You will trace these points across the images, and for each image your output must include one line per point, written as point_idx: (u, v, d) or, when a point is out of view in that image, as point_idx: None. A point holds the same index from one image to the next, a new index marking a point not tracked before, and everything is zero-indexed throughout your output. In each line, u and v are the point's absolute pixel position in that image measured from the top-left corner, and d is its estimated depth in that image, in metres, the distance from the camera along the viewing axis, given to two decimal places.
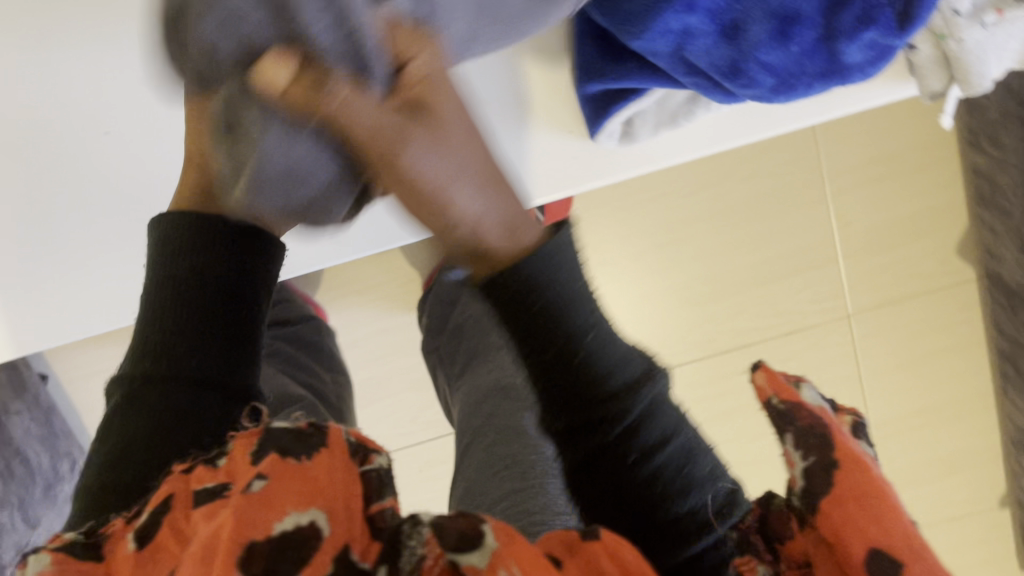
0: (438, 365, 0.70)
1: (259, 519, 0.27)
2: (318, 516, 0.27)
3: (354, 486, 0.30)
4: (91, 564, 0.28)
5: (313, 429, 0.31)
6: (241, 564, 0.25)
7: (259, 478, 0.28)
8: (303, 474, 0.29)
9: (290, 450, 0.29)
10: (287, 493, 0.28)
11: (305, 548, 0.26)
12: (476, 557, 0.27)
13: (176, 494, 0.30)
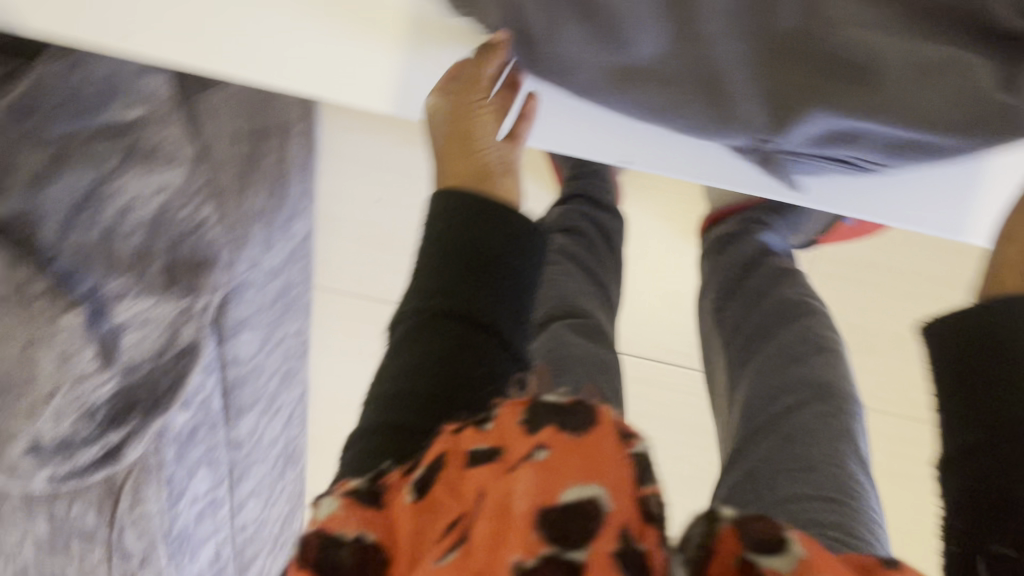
0: (716, 333, 0.74)
1: (549, 482, 0.28)
2: (600, 492, 0.28)
3: (626, 469, 0.30)
4: (374, 512, 0.32)
5: (580, 408, 0.32)
6: (534, 532, 0.27)
7: (541, 449, 0.30)
8: (580, 449, 0.30)
9: (566, 425, 0.31)
10: (573, 467, 0.29)
11: (592, 518, 0.27)
12: (778, 560, 0.27)
13: (448, 452, 0.33)
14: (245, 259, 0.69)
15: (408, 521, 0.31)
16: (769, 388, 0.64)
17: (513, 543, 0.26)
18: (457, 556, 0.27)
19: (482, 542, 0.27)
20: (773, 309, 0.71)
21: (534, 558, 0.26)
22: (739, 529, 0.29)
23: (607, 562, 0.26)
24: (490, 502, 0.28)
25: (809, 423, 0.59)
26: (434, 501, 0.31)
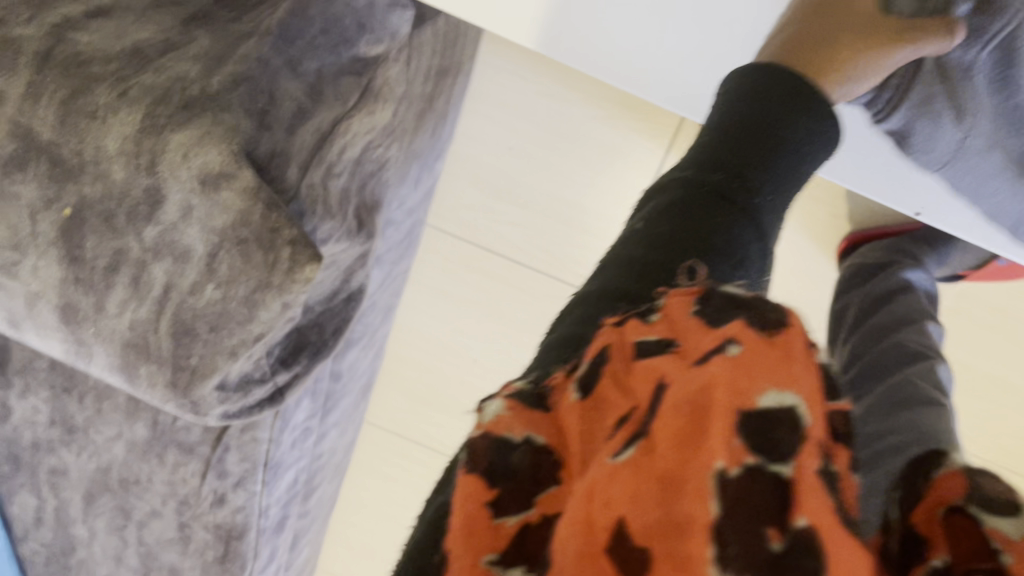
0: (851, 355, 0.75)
1: (746, 386, 0.26)
2: (798, 401, 0.26)
3: (817, 376, 0.27)
4: (541, 412, 0.33)
5: (768, 300, 0.30)
6: (736, 432, 0.25)
7: (734, 343, 0.28)
8: (774, 347, 0.28)
9: (757, 322, 0.29)
10: (761, 363, 0.27)
11: (795, 429, 0.25)
12: (1016, 522, 0.25)
13: (611, 346, 0.33)
14: (397, 201, 0.73)
15: (575, 416, 0.32)
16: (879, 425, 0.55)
17: (715, 446, 0.25)
18: (637, 453, 0.27)
19: (667, 440, 0.26)
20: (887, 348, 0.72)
21: (738, 466, 0.24)
22: (967, 480, 0.28)
23: (814, 480, 0.24)
24: (671, 399, 0.28)
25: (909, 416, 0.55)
26: (602, 394, 0.32)
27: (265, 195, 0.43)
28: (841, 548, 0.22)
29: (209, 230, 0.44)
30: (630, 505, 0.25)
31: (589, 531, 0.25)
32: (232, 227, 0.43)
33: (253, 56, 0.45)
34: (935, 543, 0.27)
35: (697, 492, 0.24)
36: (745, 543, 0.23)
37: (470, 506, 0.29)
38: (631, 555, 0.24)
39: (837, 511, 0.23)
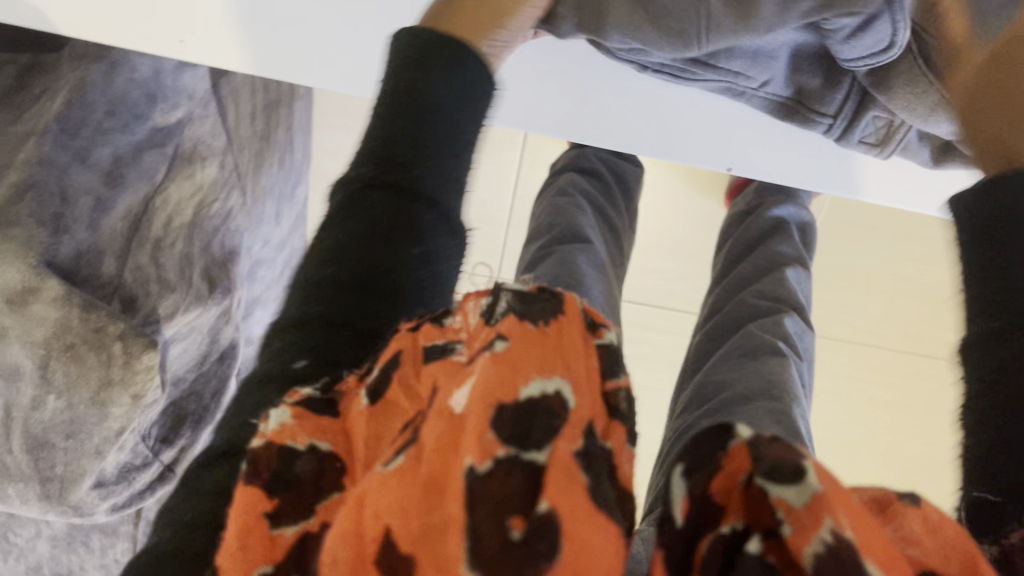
0: (713, 292, 0.73)
1: (507, 376, 0.24)
2: (562, 385, 0.25)
3: (591, 361, 0.27)
4: (330, 419, 0.28)
5: (551, 291, 0.28)
6: (494, 424, 0.23)
7: (501, 339, 0.26)
8: (545, 340, 0.26)
9: (536, 315, 0.27)
10: (530, 358, 0.25)
11: (554, 416, 0.24)
12: (790, 494, 0.22)
13: (403, 350, 0.28)
14: (260, 239, 0.72)
15: (361, 422, 0.27)
16: (721, 380, 0.55)
17: (465, 444, 0.23)
18: (405, 460, 0.24)
19: (433, 442, 0.24)
20: (752, 279, 0.68)
21: (489, 461, 0.23)
22: (749, 443, 0.23)
23: (570, 463, 0.23)
24: (440, 402, 0.25)
25: (751, 367, 0.55)
26: (388, 399, 0.27)
27: (78, 299, 0.43)
28: (584, 523, 0.22)
29: (31, 346, 0.43)
30: (396, 513, 0.22)
31: (359, 538, 0.22)
32: (54, 336, 0.43)
33: (36, 157, 0.44)
34: (726, 514, 0.23)
35: (456, 494, 0.22)
36: (487, 534, 0.22)
37: (240, 522, 0.25)
38: (388, 562, 0.22)
39: (590, 491, 0.23)
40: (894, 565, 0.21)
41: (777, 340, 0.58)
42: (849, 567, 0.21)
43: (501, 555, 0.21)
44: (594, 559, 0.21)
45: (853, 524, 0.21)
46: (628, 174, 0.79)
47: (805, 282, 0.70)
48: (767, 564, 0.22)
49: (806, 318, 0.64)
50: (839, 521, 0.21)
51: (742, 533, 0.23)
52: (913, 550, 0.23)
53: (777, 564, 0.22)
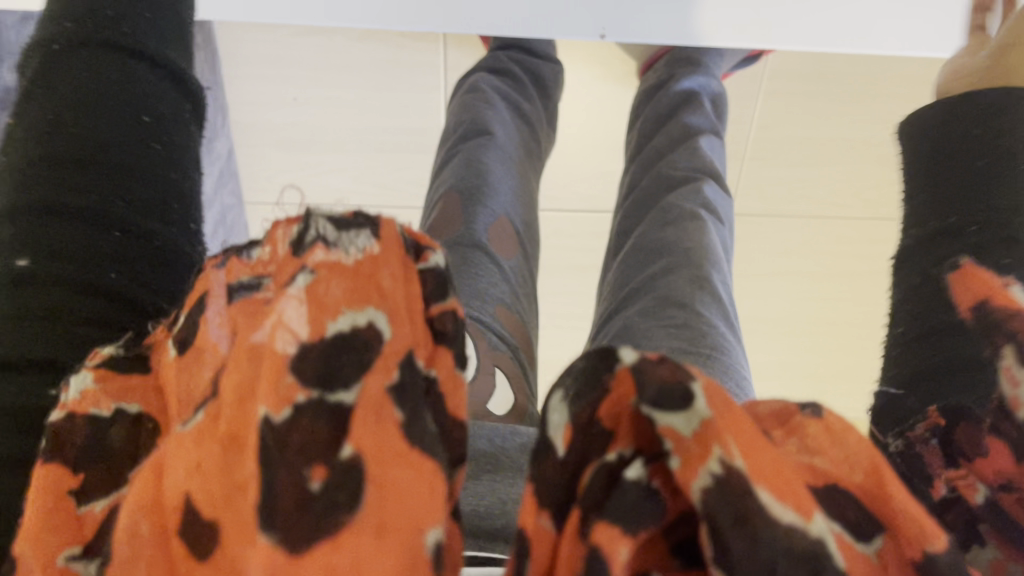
0: (633, 161, 0.75)
1: (310, 317, 0.24)
2: (376, 317, 0.25)
3: (415, 282, 0.27)
4: (140, 378, 0.29)
5: (361, 215, 0.27)
6: (292, 370, 0.24)
7: (305, 274, 0.25)
8: (352, 270, 0.25)
9: (340, 246, 0.26)
10: (342, 287, 0.25)
11: (363, 353, 0.24)
12: (679, 422, 0.24)
13: (209, 291, 0.27)
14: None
15: (172, 377, 0.28)
16: (647, 254, 0.59)
17: (262, 393, 0.23)
18: (203, 419, 0.24)
19: (231, 400, 0.24)
20: (669, 151, 0.70)
21: (286, 408, 0.23)
22: (636, 377, 0.25)
23: (380, 399, 0.24)
24: (241, 344, 0.25)
25: (673, 238, 0.58)
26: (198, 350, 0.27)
27: None
28: (390, 464, 0.23)
29: None
30: (195, 480, 0.23)
31: (157, 513, 0.23)
32: None
33: None
34: (618, 435, 0.26)
35: (251, 450, 0.23)
36: (282, 481, 0.22)
37: (47, 494, 0.26)
38: (199, 526, 0.23)
39: (401, 429, 0.24)
40: (784, 486, 0.24)
41: (697, 207, 0.61)
42: (740, 488, 0.24)
43: (298, 504, 0.22)
44: (405, 502, 0.22)
45: (742, 451, 0.24)
46: (545, 71, 0.79)
47: (718, 148, 0.72)
48: (650, 483, 0.25)
49: (723, 185, 0.66)
50: (729, 448, 0.24)
51: (634, 455, 0.26)
52: (819, 461, 0.28)
53: (661, 487, 0.25)
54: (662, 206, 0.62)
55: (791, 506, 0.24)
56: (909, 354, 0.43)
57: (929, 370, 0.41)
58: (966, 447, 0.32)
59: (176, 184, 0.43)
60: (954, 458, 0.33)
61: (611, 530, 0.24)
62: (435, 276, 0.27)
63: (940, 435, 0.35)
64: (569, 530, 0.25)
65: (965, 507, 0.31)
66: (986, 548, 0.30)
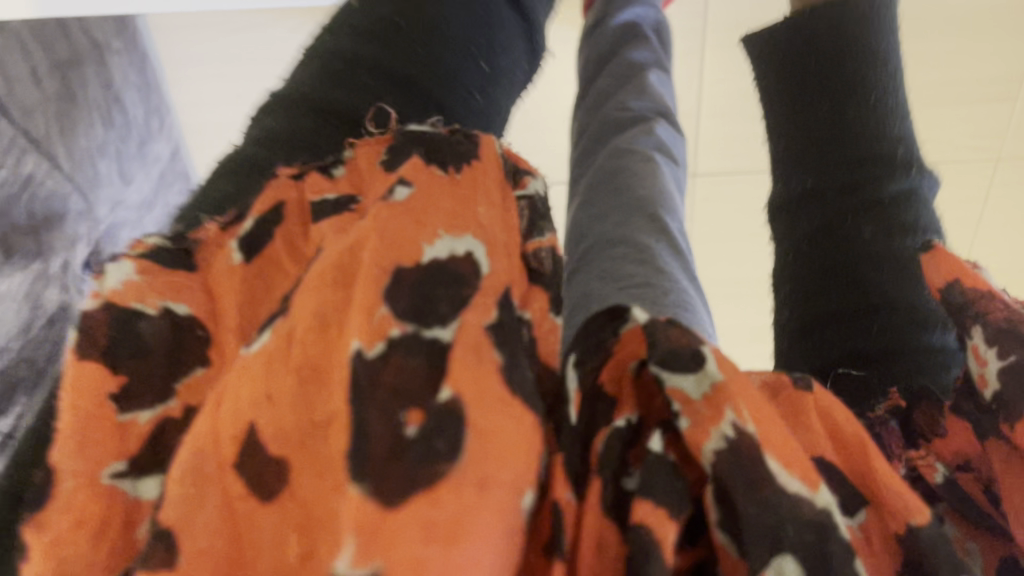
0: (581, 71, 0.59)
1: (408, 235, 0.26)
2: (475, 247, 0.27)
3: (511, 204, 0.30)
4: (184, 275, 0.30)
5: (459, 139, 0.31)
6: (389, 289, 0.24)
7: (405, 187, 0.28)
8: (451, 187, 0.29)
9: (433, 163, 0.30)
10: (439, 212, 0.27)
11: (458, 283, 0.25)
12: (689, 383, 0.24)
13: (287, 204, 0.32)
14: (103, 201, 0.63)
15: (232, 280, 0.30)
16: (600, 155, 0.46)
17: (353, 325, 0.23)
18: (272, 340, 0.25)
19: (309, 323, 0.25)
20: (615, 25, 0.59)
21: (379, 342, 0.23)
22: (648, 334, 0.25)
23: (479, 334, 0.24)
24: (318, 267, 0.26)
25: (628, 130, 0.46)
26: (269, 261, 0.31)
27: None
28: (492, 412, 0.22)
29: None
30: (263, 411, 0.24)
31: (217, 445, 0.24)
32: None
33: None
34: (623, 403, 0.26)
35: (339, 385, 0.23)
36: (376, 433, 0.22)
37: (85, 397, 0.25)
38: (257, 468, 0.23)
39: (501, 367, 0.23)
40: (792, 457, 0.24)
41: (644, 104, 0.50)
42: (751, 455, 0.24)
43: (393, 451, 0.21)
44: (504, 433, 0.22)
45: (753, 416, 0.24)
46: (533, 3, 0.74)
47: (668, 40, 0.63)
48: (668, 457, 0.25)
49: (672, 70, 0.57)
50: (740, 413, 0.24)
51: (639, 423, 0.26)
52: (799, 438, 0.29)
53: (676, 458, 0.25)
54: (613, 107, 0.49)
55: (796, 476, 0.24)
56: (800, 244, 0.44)
57: (830, 316, 0.41)
58: (923, 429, 0.33)
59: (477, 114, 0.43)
60: (914, 440, 0.33)
61: (653, 507, 0.23)
62: (528, 203, 0.31)
63: (900, 416, 0.34)
64: (589, 502, 0.24)
65: (927, 485, 0.31)
66: (944, 525, 0.30)
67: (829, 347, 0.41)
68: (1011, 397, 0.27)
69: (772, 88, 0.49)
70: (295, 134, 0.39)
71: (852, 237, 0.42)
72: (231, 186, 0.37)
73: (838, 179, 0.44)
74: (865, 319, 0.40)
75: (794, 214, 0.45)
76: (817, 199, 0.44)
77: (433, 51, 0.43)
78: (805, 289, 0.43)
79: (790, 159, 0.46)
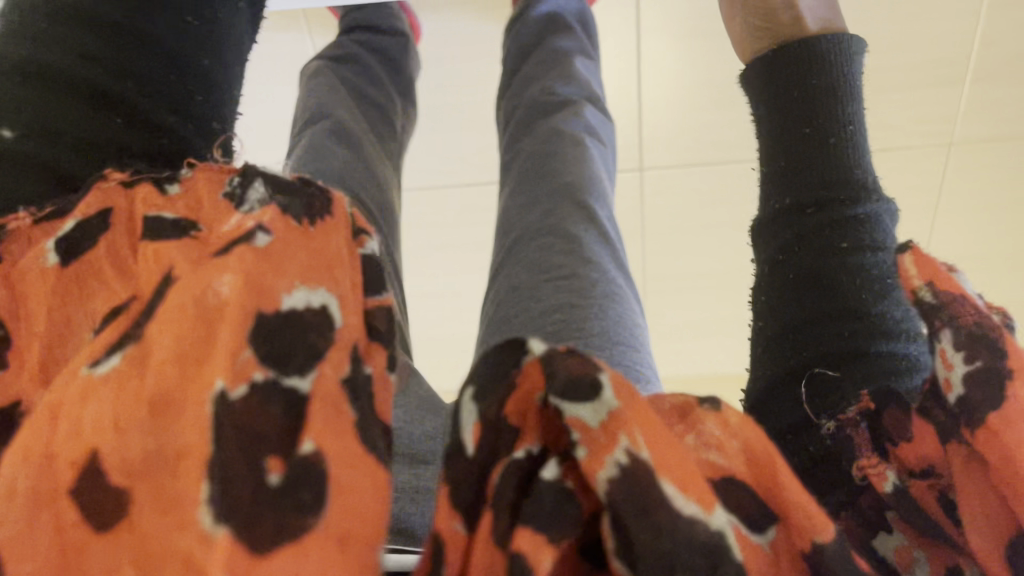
0: (504, 93, 0.68)
1: (267, 280, 0.27)
2: (329, 300, 0.28)
3: (356, 265, 0.30)
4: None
5: (312, 188, 0.31)
6: (251, 331, 0.25)
7: (265, 233, 0.28)
8: (304, 234, 0.29)
9: (294, 210, 0.30)
10: (293, 261, 0.28)
11: (316, 332, 0.26)
12: (587, 412, 0.26)
13: (117, 211, 0.32)
14: None
15: (51, 288, 0.30)
16: (529, 195, 0.52)
17: (215, 366, 0.24)
18: (122, 364, 0.25)
19: (165, 356, 0.24)
20: (545, 72, 0.66)
21: (242, 385, 0.24)
22: (547, 367, 0.26)
23: (334, 390, 0.26)
24: (189, 296, 0.26)
25: (553, 172, 0.53)
26: (90, 265, 0.31)
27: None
28: (347, 470, 0.24)
29: None
30: (110, 439, 0.23)
31: (50, 469, 0.23)
32: None
33: None
34: (524, 431, 0.27)
35: (191, 419, 0.23)
36: (238, 478, 0.22)
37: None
38: (100, 495, 0.22)
39: (357, 427, 0.25)
40: (689, 479, 0.25)
41: (580, 133, 0.58)
42: (646, 479, 0.25)
43: (257, 497, 0.22)
44: (359, 496, 0.23)
45: (649, 442, 0.25)
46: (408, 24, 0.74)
47: (593, 70, 0.69)
48: (563, 484, 0.26)
49: (603, 107, 0.64)
50: (635, 439, 0.25)
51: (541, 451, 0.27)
52: (716, 457, 0.30)
53: (573, 485, 0.26)
54: (551, 134, 0.57)
55: (693, 499, 0.25)
56: (776, 295, 0.44)
57: (795, 326, 0.42)
58: (891, 433, 0.34)
59: (212, 46, 0.45)
60: (882, 445, 0.35)
61: (535, 538, 0.24)
62: (366, 260, 0.31)
63: (869, 417, 0.36)
64: (480, 532, 0.25)
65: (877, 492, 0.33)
66: (893, 535, 0.32)
67: (792, 356, 0.42)
68: (973, 402, 0.29)
69: (760, 107, 0.50)
70: (47, 115, 0.38)
71: (827, 248, 0.43)
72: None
73: (812, 194, 0.44)
74: (839, 341, 0.40)
75: (773, 229, 0.46)
76: (795, 214, 0.44)
77: (141, 2, 0.43)
78: (775, 299, 0.44)
79: (771, 177, 0.47)
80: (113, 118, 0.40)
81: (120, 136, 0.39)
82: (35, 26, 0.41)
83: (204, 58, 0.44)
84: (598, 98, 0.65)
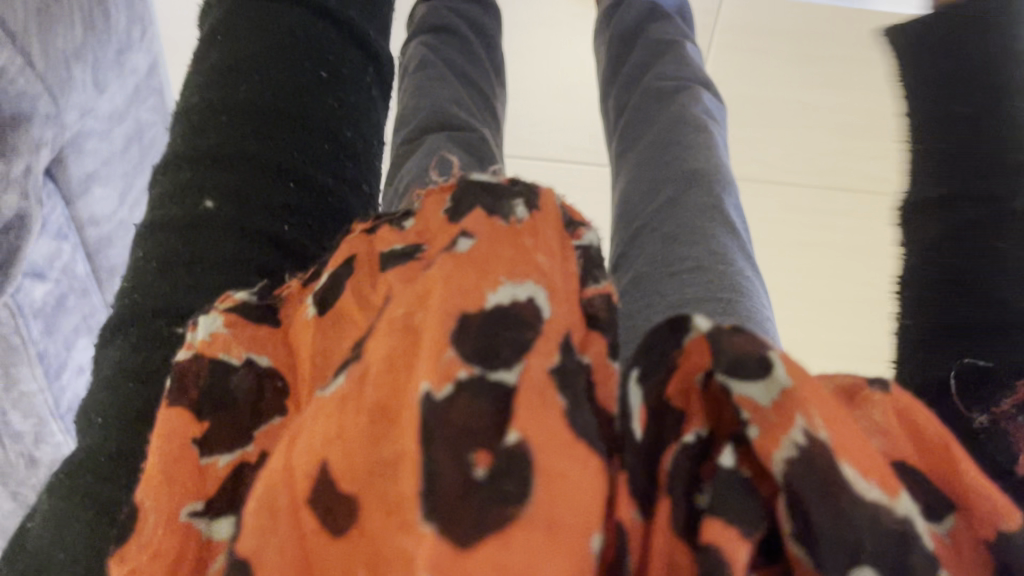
0: (610, 90, 0.67)
1: (473, 283, 0.26)
2: (537, 293, 0.27)
3: (567, 262, 0.29)
4: (269, 329, 0.32)
5: (511, 184, 0.31)
6: (455, 337, 0.25)
7: (468, 237, 0.28)
8: (510, 232, 0.29)
9: (497, 211, 0.29)
10: (499, 259, 0.27)
11: (525, 330, 0.26)
12: (759, 391, 0.24)
13: (357, 258, 0.32)
14: (73, 107, 0.52)
15: (309, 337, 0.31)
16: (648, 182, 0.49)
17: (423, 369, 0.24)
18: (342, 386, 0.26)
19: (380, 364, 0.26)
20: (656, 59, 0.63)
21: (447, 385, 0.24)
22: (713, 343, 0.24)
23: (543, 382, 0.25)
24: (392, 313, 0.27)
25: (676, 158, 0.49)
26: (341, 314, 0.31)
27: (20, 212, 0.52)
28: (557, 454, 0.23)
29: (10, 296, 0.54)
30: (335, 449, 0.24)
31: (290, 483, 0.24)
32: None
33: None
34: (694, 411, 0.26)
35: (409, 425, 0.24)
36: (445, 474, 0.23)
37: (174, 441, 0.28)
38: (333, 503, 0.24)
39: (567, 413, 0.24)
40: (875, 467, 0.23)
41: (704, 115, 0.54)
42: (827, 463, 0.23)
43: (461, 493, 0.22)
44: (569, 488, 0.22)
45: (826, 419, 0.24)
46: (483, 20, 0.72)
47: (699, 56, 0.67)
48: (742, 473, 0.24)
49: (715, 93, 0.60)
50: (812, 419, 0.23)
51: (711, 435, 0.26)
52: (880, 442, 0.27)
53: (751, 473, 0.25)
54: (679, 117, 0.53)
55: (875, 483, 0.23)
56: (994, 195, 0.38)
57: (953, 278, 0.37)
58: None
59: (360, 115, 0.44)
60: None
61: (724, 529, 0.23)
62: (585, 255, 0.30)
63: None
64: (663, 519, 0.24)
65: None
66: None
67: (960, 304, 0.36)
68: None
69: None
70: (226, 186, 0.38)
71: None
72: (169, 256, 0.37)
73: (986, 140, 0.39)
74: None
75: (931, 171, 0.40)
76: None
77: (269, 61, 0.42)
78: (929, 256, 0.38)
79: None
80: (278, 188, 0.39)
81: (293, 200, 0.39)
82: (203, 105, 0.41)
83: (348, 129, 0.42)
84: (709, 84, 0.61)
